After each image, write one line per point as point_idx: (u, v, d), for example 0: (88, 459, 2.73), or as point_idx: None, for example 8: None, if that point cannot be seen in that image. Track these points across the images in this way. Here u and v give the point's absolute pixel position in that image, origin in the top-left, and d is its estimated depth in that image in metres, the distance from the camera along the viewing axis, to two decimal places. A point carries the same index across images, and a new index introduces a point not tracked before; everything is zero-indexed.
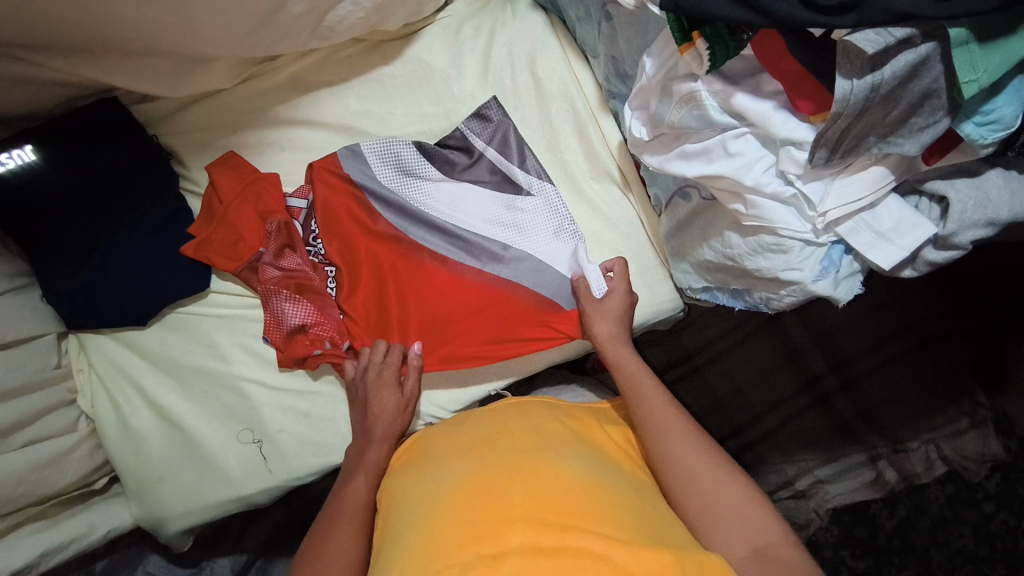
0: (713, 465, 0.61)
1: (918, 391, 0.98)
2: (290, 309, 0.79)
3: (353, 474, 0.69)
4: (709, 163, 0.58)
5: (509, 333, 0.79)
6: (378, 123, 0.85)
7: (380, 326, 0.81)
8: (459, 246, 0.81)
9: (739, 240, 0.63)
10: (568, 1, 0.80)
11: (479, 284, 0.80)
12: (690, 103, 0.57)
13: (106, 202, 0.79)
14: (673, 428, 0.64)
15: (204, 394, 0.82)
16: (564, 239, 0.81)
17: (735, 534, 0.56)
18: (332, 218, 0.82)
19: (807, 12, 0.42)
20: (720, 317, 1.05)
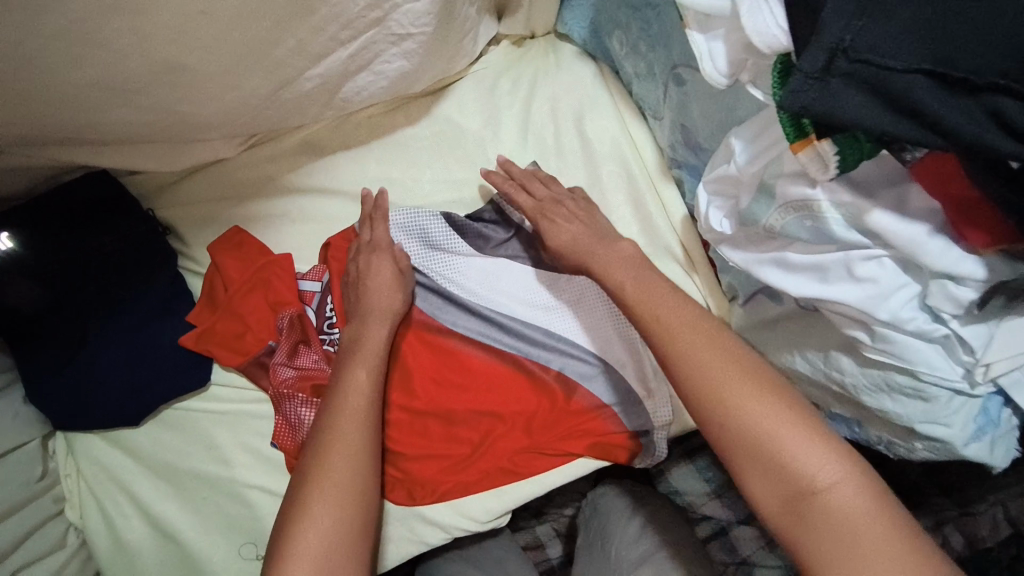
0: (732, 389, 0.50)
1: None
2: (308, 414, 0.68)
3: (351, 362, 0.62)
4: (824, 283, 0.45)
5: (552, 430, 0.68)
6: (400, 191, 0.72)
7: (403, 425, 0.68)
8: (496, 335, 0.69)
9: (856, 370, 0.49)
10: (625, 54, 0.67)
11: (518, 374, 0.68)
12: (804, 212, 0.44)
13: (96, 290, 0.70)
14: (722, 367, 0.50)
15: (204, 502, 0.72)
16: (617, 326, 0.69)
17: (796, 461, 0.46)
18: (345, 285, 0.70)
19: (1007, 141, 0.31)
20: None
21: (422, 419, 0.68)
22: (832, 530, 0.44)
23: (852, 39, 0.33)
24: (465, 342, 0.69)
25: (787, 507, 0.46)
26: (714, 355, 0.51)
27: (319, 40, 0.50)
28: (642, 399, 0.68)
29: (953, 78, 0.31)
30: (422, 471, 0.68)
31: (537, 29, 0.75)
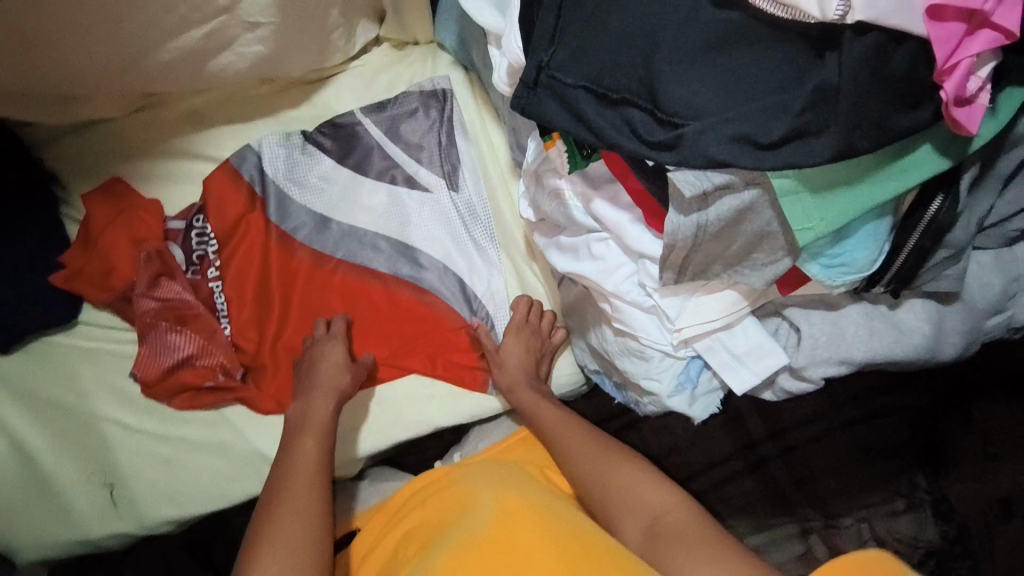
0: (605, 473, 0.68)
1: (858, 462, 0.86)
2: (174, 341, 0.77)
3: (296, 434, 0.71)
4: (576, 261, 0.56)
5: (397, 343, 0.81)
6: (282, 161, 0.82)
7: (270, 339, 0.80)
8: (365, 261, 0.82)
9: (611, 338, 0.60)
10: (480, 65, 0.77)
11: (374, 291, 0.81)
12: (557, 198, 0.55)
13: None
14: (581, 451, 0.70)
15: (61, 431, 0.77)
16: (457, 249, 0.82)
17: (638, 506, 0.65)
18: (290, 276, 0.81)
19: (636, 142, 0.39)
20: None
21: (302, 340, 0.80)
22: (679, 547, 0.59)
23: (547, 58, 0.42)
24: (325, 265, 0.82)
25: (647, 537, 0.63)
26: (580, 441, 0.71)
27: (171, 19, 0.59)
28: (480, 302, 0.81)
29: (603, 93, 0.40)
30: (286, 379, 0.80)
31: (418, 37, 0.85)
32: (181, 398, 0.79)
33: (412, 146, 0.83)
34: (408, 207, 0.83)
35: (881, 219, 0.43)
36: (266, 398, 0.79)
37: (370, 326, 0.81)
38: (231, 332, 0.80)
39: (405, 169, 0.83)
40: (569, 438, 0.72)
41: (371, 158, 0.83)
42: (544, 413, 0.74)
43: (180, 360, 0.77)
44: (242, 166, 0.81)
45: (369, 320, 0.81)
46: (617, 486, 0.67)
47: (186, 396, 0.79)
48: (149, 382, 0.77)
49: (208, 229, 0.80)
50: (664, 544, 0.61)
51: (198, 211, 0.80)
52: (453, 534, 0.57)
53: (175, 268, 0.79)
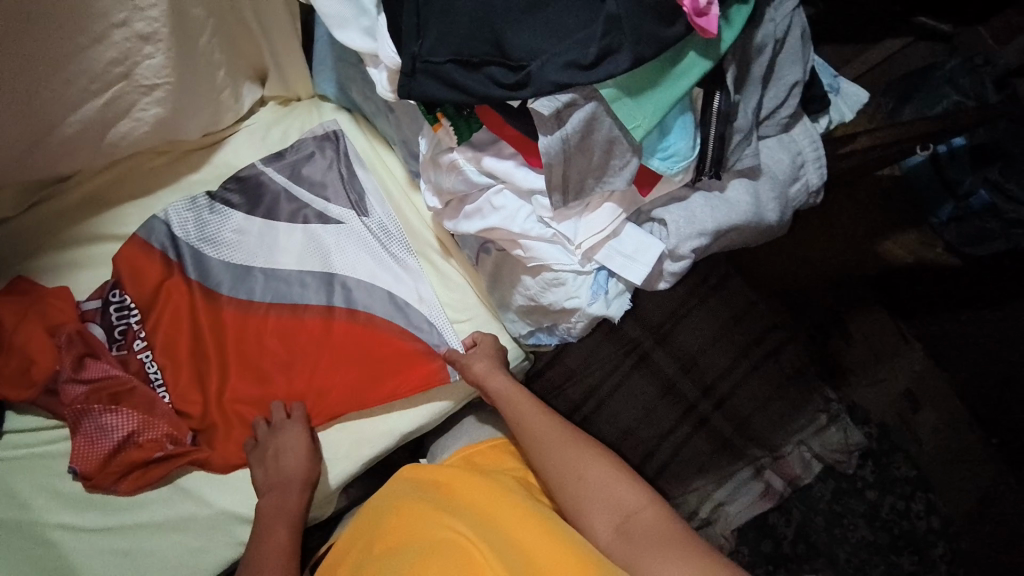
0: (579, 466, 0.73)
1: (775, 396, 1.14)
2: (110, 421, 0.76)
3: (270, 527, 0.74)
4: (484, 219, 0.67)
5: (341, 366, 0.83)
6: (191, 222, 0.86)
7: (214, 393, 0.81)
8: (293, 300, 0.85)
9: (532, 281, 0.70)
10: (362, 100, 0.89)
11: (306, 324, 0.85)
12: (454, 170, 0.66)
13: None
14: (560, 449, 0.75)
15: (1, 552, 0.72)
16: (380, 262, 0.89)
17: (608, 507, 0.70)
18: (228, 344, 0.83)
19: (498, 90, 0.53)
20: (602, 358, 1.02)
21: (250, 398, 0.82)
22: (648, 545, 0.64)
23: (418, 49, 0.55)
24: (253, 313, 0.84)
25: (618, 532, 0.68)
26: (558, 436, 0.76)
27: (74, 91, 0.68)
28: (414, 303, 0.87)
29: (466, 60, 0.54)
30: (235, 433, 0.80)
31: (300, 93, 0.95)
32: (130, 478, 0.76)
33: (316, 185, 0.91)
34: (325, 238, 0.89)
35: (685, 113, 0.59)
36: (221, 455, 0.79)
37: (318, 374, 0.83)
38: (169, 398, 0.79)
39: (317, 208, 0.90)
40: (551, 436, 0.76)
41: (277, 203, 0.89)
42: (526, 412, 0.79)
43: (122, 441, 0.76)
44: (151, 238, 0.83)
45: (311, 351, 0.84)
46: (592, 484, 0.71)
47: (136, 476, 0.76)
48: (91, 471, 0.75)
49: (127, 300, 0.81)
50: (631, 542, 0.66)
51: (113, 286, 0.81)
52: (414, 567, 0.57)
53: (99, 351, 0.79)
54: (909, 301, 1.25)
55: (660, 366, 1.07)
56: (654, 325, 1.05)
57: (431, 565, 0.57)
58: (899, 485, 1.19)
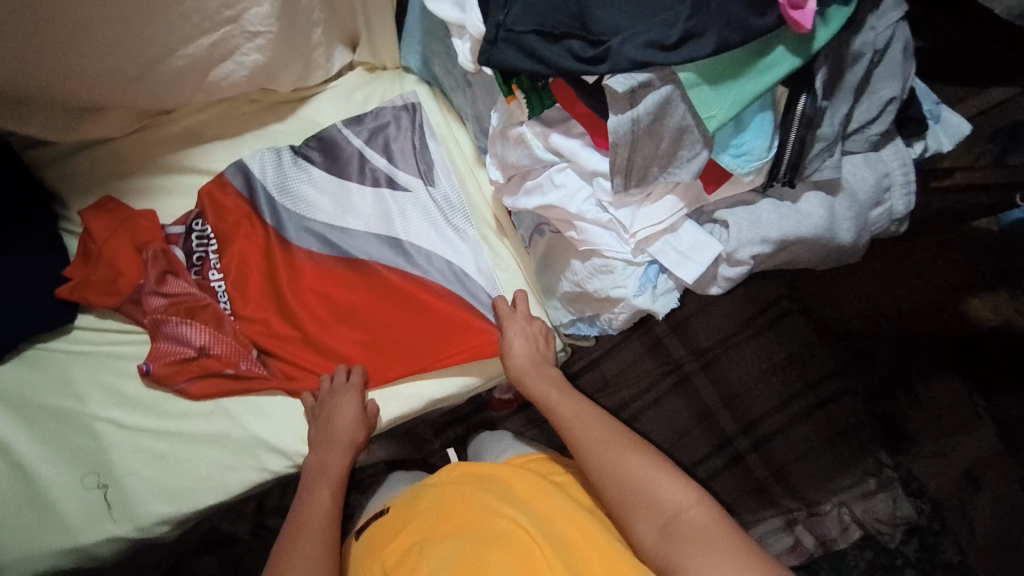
0: (619, 460, 0.71)
1: (823, 447, 1.09)
2: (187, 331, 0.81)
3: (314, 488, 0.77)
4: (543, 195, 0.67)
5: (395, 320, 0.88)
6: (271, 169, 0.91)
7: (281, 326, 0.86)
8: (354, 256, 0.90)
9: (580, 266, 0.70)
10: (443, 74, 0.92)
11: (366, 277, 0.89)
12: (521, 144, 0.67)
13: None
14: (602, 446, 0.73)
15: (53, 435, 0.77)
16: (438, 229, 0.92)
17: (654, 504, 0.66)
18: (296, 286, 0.87)
19: (574, 62, 0.53)
20: (635, 376, 1.08)
21: (305, 340, 0.86)
22: (697, 543, 0.62)
23: (504, 18, 0.56)
24: (322, 262, 0.89)
25: (662, 533, 0.64)
26: (598, 433, 0.74)
27: (184, 28, 0.75)
28: (469, 274, 0.90)
29: (548, 32, 0.55)
30: (292, 363, 0.86)
31: (387, 63, 0.99)
32: (200, 383, 0.82)
33: (387, 152, 0.95)
34: (391, 204, 0.93)
35: (765, 112, 0.57)
36: (280, 378, 0.85)
37: (369, 329, 0.87)
38: (236, 319, 0.85)
39: (387, 171, 0.95)
40: (591, 432, 0.75)
41: (349, 164, 0.93)
42: (567, 405, 0.79)
43: (196, 351, 0.81)
44: (233, 179, 0.90)
45: (370, 302, 0.88)
46: (633, 482, 0.69)
47: (205, 383, 0.82)
48: (163, 371, 0.80)
49: (207, 231, 0.87)
50: (678, 541, 0.63)
51: (196, 216, 0.88)
52: (474, 547, 0.66)
53: (178, 270, 0.85)
54: (988, 368, 1.11)
55: (701, 392, 1.09)
56: (700, 348, 1.07)
57: (493, 551, 0.65)
58: (942, 567, 1.14)
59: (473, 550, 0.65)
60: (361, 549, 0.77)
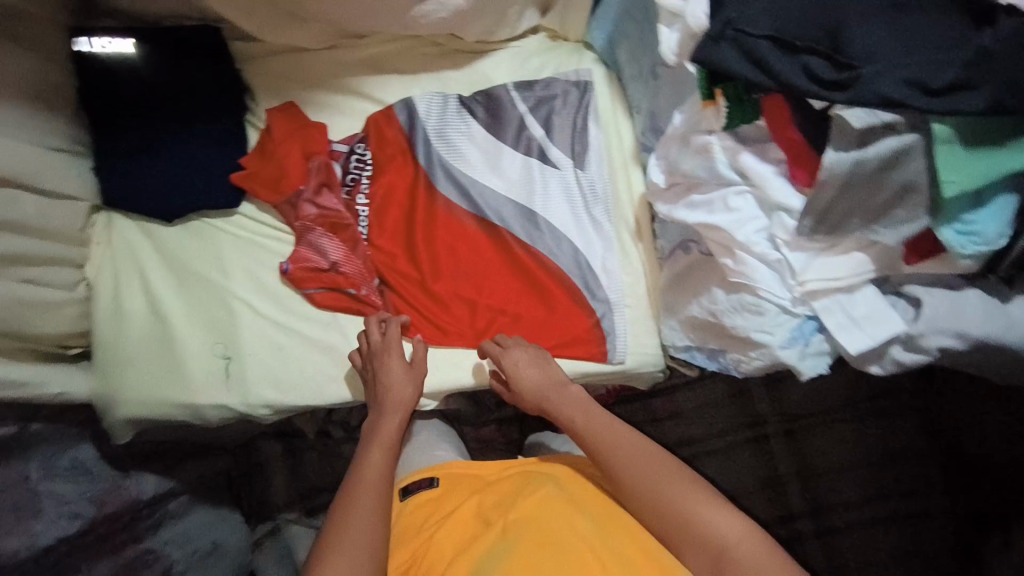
0: (671, 488, 0.69)
1: (887, 561, 1.03)
2: (327, 245, 0.89)
3: (367, 447, 0.79)
4: (709, 213, 0.62)
5: (513, 293, 0.91)
6: (435, 113, 0.92)
7: (407, 265, 0.91)
8: (488, 218, 0.92)
9: (723, 297, 0.66)
10: (627, 59, 0.86)
11: (496, 244, 0.92)
12: (702, 153, 0.62)
13: (187, 103, 0.86)
14: (647, 469, 0.71)
15: (196, 299, 0.88)
16: (574, 218, 0.92)
17: (700, 533, 0.67)
18: (431, 232, 0.91)
19: (810, 83, 0.48)
20: (711, 417, 1.11)
21: (423, 284, 0.91)
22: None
23: (736, 15, 0.51)
24: (459, 217, 0.92)
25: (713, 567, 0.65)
26: (640, 455, 0.72)
27: None
28: (596, 269, 0.91)
29: (785, 43, 0.49)
30: (406, 301, 0.91)
31: (570, 35, 0.96)
32: (325, 294, 0.89)
33: (546, 125, 0.93)
34: (537, 179, 0.93)
35: (1010, 194, 0.47)
36: (391, 312, 0.90)
37: (486, 293, 0.91)
38: (369, 246, 0.91)
39: (541, 142, 0.93)
40: (632, 451, 0.73)
41: (510, 126, 0.93)
42: (596, 425, 0.76)
43: (329, 265, 0.88)
44: (401, 112, 0.92)
45: (494, 269, 0.92)
46: (678, 512, 0.68)
47: (330, 295, 0.89)
48: (299, 275, 0.88)
49: (367, 156, 0.92)
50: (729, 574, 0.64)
51: (360, 140, 0.92)
52: (533, 546, 0.65)
53: (332, 186, 0.90)
54: None
55: (778, 457, 1.08)
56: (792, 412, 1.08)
57: (552, 555, 0.64)
58: None
59: (533, 553, 0.64)
60: (408, 510, 0.79)
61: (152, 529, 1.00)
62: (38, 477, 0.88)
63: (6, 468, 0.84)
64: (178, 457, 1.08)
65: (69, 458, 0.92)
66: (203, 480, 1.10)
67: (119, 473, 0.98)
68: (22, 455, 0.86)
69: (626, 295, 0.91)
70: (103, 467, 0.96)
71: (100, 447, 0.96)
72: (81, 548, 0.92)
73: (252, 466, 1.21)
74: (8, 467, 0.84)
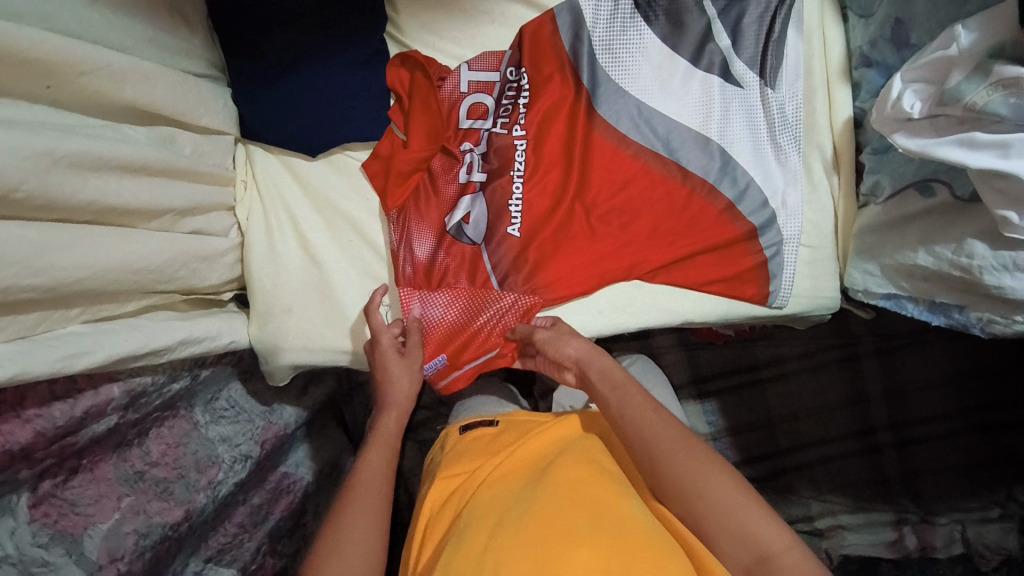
0: (699, 482, 0.58)
1: (963, 468, 1.08)
2: (422, 240, 0.80)
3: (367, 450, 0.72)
4: (1003, 158, 0.56)
5: (685, 238, 0.81)
6: (604, 20, 0.81)
7: (563, 203, 0.81)
8: (656, 146, 0.81)
9: (985, 252, 0.60)
10: None
11: (664, 179, 0.81)
12: (1011, 87, 0.54)
13: (333, 13, 0.76)
14: (673, 450, 0.61)
15: (349, 242, 0.81)
16: (758, 144, 0.81)
17: (738, 537, 0.56)
18: (590, 163, 0.81)
19: None
20: (800, 339, 1.16)
21: (583, 227, 0.81)
22: None
23: None
24: (622, 147, 0.81)
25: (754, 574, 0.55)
26: (666, 432, 0.62)
27: None
28: (776, 208, 0.81)
29: None
30: (565, 249, 0.80)
31: None
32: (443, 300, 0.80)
33: (734, 31, 0.81)
34: (721, 96, 0.81)
35: None
36: (550, 265, 0.80)
37: (655, 237, 0.81)
38: (524, 184, 0.80)
39: (725, 55, 0.81)
40: (654, 427, 0.63)
41: (691, 35, 0.81)
42: (621, 395, 0.67)
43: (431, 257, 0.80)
44: (561, 25, 0.81)
45: (660, 208, 0.81)
46: (717, 506, 0.57)
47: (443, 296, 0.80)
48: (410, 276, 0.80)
49: (522, 79, 0.81)
50: None
51: (515, 58, 0.81)
52: (568, 505, 0.57)
53: (484, 122, 0.82)
54: None
55: (868, 376, 1.13)
56: (886, 334, 1.12)
57: (593, 522, 0.55)
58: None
59: (571, 512, 0.56)
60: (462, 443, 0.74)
61: (283, 454, 0.96)
62: (206, 422, 0.81)
63: (178, 417, 0.77)
64: (300, 385, 0.99)
65: (223, 398, 0.85)
66: (317, 402, 1.03)
67: (265, 408, 0.91)
68: (187, 402, 0.79)
69: (813, 233, 0.82)
70: (252, 403, 0.90)
71: (247, 381, 0.89)
72: (251, 488, 0.90)
73: (350, 385, 1.15)
74: (178, 416, 0.77)
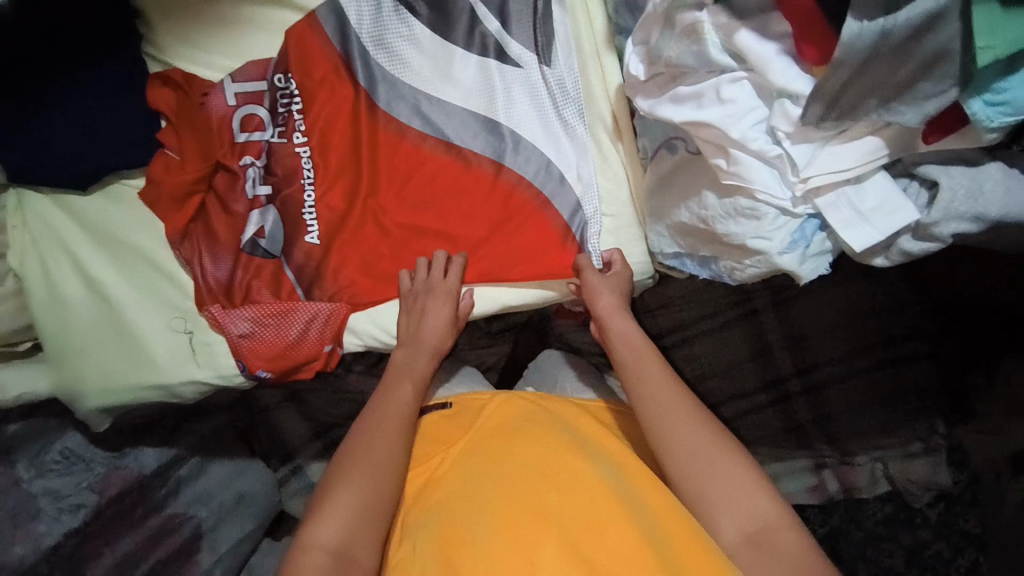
0: (712, 456, 0.59)
1: (876, 405, 0.90)
2: (215, 260, 0.79)
3: (394, 382, 0.72)
4: (698, 108, 0.56)
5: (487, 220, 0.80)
6: (368, 16, 0.80)
7: (360, 204, 0.80)
8: (445, 134, 0.80)
9: (715, 202, 0.61)
10: None
11: (456, 165, 0.80)
12: (691, 36, 0.55)
13: (74, 42, 0.73)
14: (691, 417, 0.61)
15: (140, 273, 0.79)
16: (540, 119, 0.81)
17: (735, 510, 0.56)
18: (380, 160, 0.80)
19: None
20: (703, 296, 0.95)
21: (382, 225, 0.80)
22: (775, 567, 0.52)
23: None
24: (410, 140, 0.80)
25: (749, 539, 0.55)
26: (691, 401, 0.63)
27: None
28: (570, 178, 0.80)
29: None
30: (366, 248, 0.80)
31: None
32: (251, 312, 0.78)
33: (501, 13, 0.81)
34: (497, 78, 0.81)
35: None
36: (350, 266, 0.79)
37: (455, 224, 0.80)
38: (315, 190, 0.79)
39: (497, 37, 0.81)
40: (674, 392, 0.63)
41: (459, 22, 0.81)
42: (648, 357, 0.67)
43: (229, 274, 0.79)
44: (326, 26, 0.80)
45: (456, 194, 0.80)
46: (727, 474, 0.58)
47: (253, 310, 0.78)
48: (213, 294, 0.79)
49: (293, 86, 0.80)
50: (763, 558, 0.53)
51: (284, 65, 0.80)
52: (555, 484, 0.56)
53: (263, 133, 0.80)
54: None
55: (768, 328, 0.94)
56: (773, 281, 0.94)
57: (573, 497, 0.54)
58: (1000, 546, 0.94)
59: (555, 490, 0.55)
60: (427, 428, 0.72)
61: (169, 497, 0.88)
62: (31, 477, 0.83)
63: None
64: (170, 424, 0.90)
65: (55, 449, 0.84)
66: (201, 437, 0.93)
67: (114, 453, 0.87)
68: (6, 459, 0.81)
69: (611, 202, 0.82)
70: (94, 450, 0.86)
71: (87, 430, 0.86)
72: (118, 534, 0.84)
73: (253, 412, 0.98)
74: None
